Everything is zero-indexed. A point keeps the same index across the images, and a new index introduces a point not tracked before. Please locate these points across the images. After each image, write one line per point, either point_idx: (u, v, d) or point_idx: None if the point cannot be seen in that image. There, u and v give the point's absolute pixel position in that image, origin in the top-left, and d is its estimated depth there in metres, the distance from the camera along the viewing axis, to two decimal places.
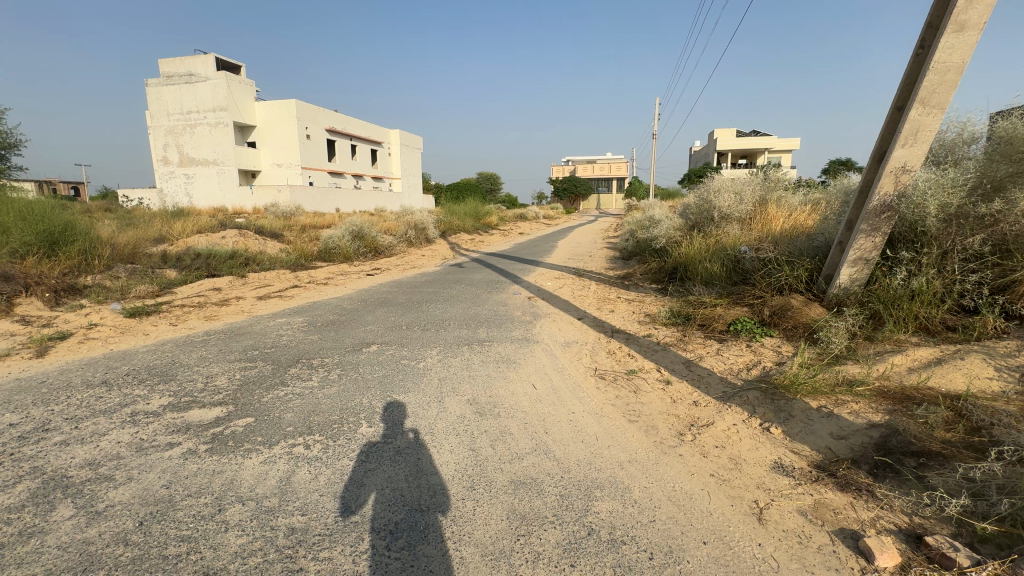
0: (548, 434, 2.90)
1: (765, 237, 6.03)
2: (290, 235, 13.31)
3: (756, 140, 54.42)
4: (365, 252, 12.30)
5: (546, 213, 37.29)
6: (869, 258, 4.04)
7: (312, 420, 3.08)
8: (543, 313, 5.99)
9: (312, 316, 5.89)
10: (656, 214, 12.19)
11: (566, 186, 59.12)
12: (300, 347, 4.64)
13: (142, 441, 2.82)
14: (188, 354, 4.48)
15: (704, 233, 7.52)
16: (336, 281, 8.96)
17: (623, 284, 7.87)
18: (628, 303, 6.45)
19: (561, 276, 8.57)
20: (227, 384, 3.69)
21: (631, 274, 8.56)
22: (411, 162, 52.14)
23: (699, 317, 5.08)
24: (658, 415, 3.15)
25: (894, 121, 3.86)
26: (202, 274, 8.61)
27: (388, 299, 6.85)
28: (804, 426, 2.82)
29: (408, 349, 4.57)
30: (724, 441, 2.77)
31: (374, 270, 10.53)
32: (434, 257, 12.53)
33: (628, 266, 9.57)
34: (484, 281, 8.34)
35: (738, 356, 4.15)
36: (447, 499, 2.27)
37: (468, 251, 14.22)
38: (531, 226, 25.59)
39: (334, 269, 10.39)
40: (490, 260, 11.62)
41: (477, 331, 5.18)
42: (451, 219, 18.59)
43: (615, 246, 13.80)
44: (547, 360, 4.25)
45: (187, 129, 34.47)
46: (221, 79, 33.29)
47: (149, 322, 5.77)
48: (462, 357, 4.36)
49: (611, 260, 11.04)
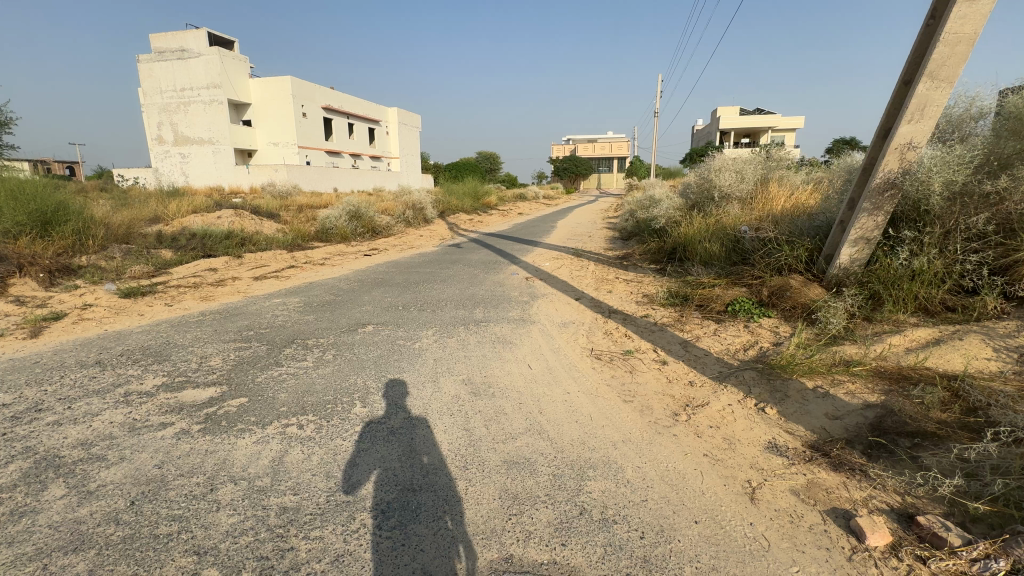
0: (542, 414, 2.89)
1: (766, 217, 5.95)
2: (287, 215, 13.18)
3: (759, 118, 53.53)
4: (362, 233, 12.20)
5: (546, 193, 36.93)
6: (870, 237, 3.99)
7: (307, 400, 3.07)
8: (541, 293, 5.94)
9: (309, 297, 5.85)
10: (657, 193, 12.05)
11: (566, 165, 58.46)
12: (295, 327, 4.61)
13: (135, 421, 2.81)
14: (183, 334, 4.45)
15: (704, 213, 7.42)
16: (334, 261, 8.90)
17: (622, 265, 7.81)
18: (626, 283, 6.40)
19: (559, 256, 8.50)
20: (221, 364, 3.68)
21: (630, 254, 8.49)
22: (410, 141, 51.42)
23: (697, 297, 5.04)
24: (653, 395, 3.14)
25: (901, 96, 3.74)
26: (198, 254, 8.55)
27: (384, 280, 6.80)
28: (799, 406, 2.81)
29: (405, 329, 4.55)
30: (719, 421, 2.76)
31: (371, 250, 10.46)
32: (432, 237, 12.43)
33: (628, 246, 9.49)
34: (482, 261, 8.29)
35: (735, 337, 4.12)
36: (440, 479, 2.26)
37: (467, 231, 14.11)
38: (531, 206, 25.37)
39: (331, 249, 10.33)
40: (488, 240, 11.53)
41: (474, 312, 5.15)
42: (450, 199, 18.40)
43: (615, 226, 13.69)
44: (543, 340, 4.23)
45: (181, 107, 33.87)
46: (214, 55, 32.55)
47: (144, 303, 5.74)
48: (458, 337, 4.34)
49: (611, 240, 10.96)
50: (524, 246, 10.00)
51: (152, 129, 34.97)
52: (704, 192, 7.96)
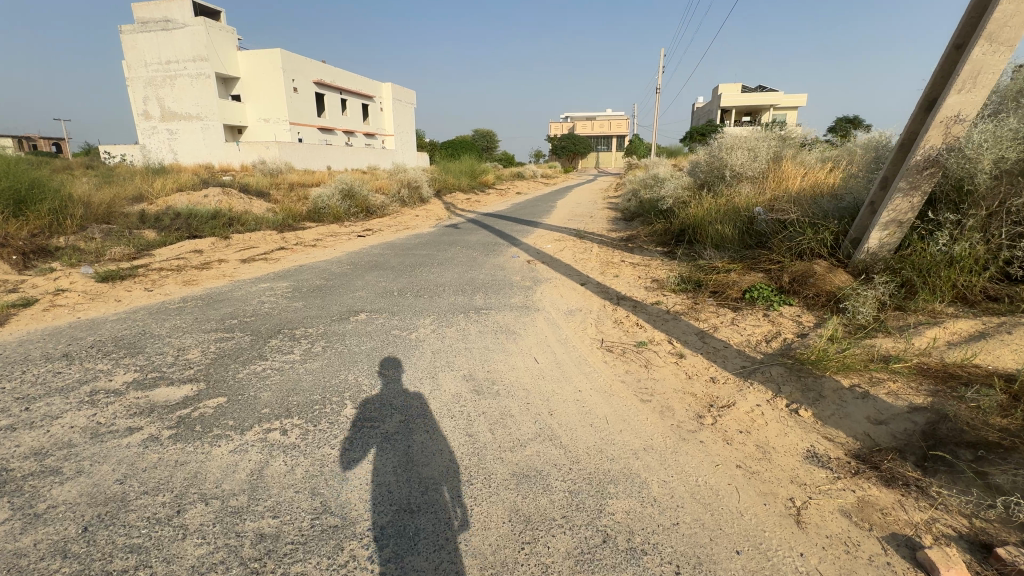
0: (553, 416, 2.61)
1: (783, 197, 5.62)
2: (278, 194, 12.72)
3: (762, 96, 52.44)
4: (356, 213, 11.79)
5: (544, 172, 36.20)
6: (904, 220, 3.69)
7: (292, 399, 2.78)
8: (544, 278, 5.63)
9: (298, 281, 5.52)
10: (662, 173, 11.63)
11: (565, 144, 57.42)
12: (283, 315, 4.30)
13: (99, 426, 2.52)
14: (161, 323, 4.13)
15: (715, 193, 7.08)
16: (326, 242, 8.53)
17: (627, 247, 7.49)
18: (633, 268, 6.09)
19: (562, 238, 8.16)
20: (200, 358, 3.37)
21: (635, 236, 8.16)
22: (405, 118, 50.25)
23: (710, 283, 4.75)
24: (673, 393, 2.87)
25: (952, 63, 3.42)
26: (183, 235, 8.16)
27: (379, 263, 6.46)
28: (837, 409, 2.54)
29: (401, 318, 4.25)
30: (749, 425, 2.49)
31: (366, 230, 10.08)
32: (429, 218, 12.03)
33: (632, 227, 9.15)
34: (481, 243, 7.94)
35: (755, 327, 3.85)
36: (441, 497, 1.99)
37: (464, 210, 13.70)
38: (529, 185, 24.83)
39: (323, 229, 9.93)
40: (487, 220, 11.15)
41: (474, 298, 4.84)
42: (446, 178, 17.90)
43: (617, 206, 13.29)
44: (550, 330, 3.94)
45: (167, 80, 32.72)
46: (200, 26, 31.30)
47: (123, 287, 5.39)
48: (459, 326, 4.04)
49: (613, 221, 10.61)
50: (524, 227, 9.65)
51: (138, 104, 33.84)
52: (714, 171, 7.59)
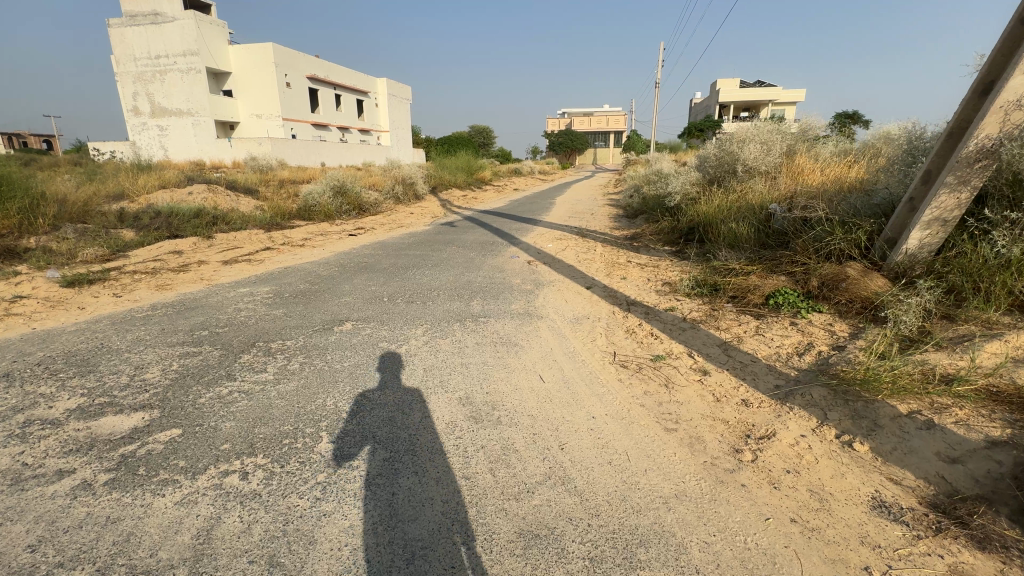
0: (565, 452, 2.22)
1: (803, 192, 5.23)
2: (267, 191, 12.25)
3: (761, 91, 52.04)
4: (349, 210, 11.35)
5: (541, 168, 35.72)
6: (949, 218, 3.32)
7: (258, 431, 2.37)
8: (547, 281, 5.22)
9: (281, 285, 5.09)
10: (665, 168, 11.23)
11: (562, 140, 56.93)
12: (259, 325, 3.88)
13: (23, 468, 2.11)
14: (122, 335, 3.71)
15: (726, 189, 6.68)
16: (315, 242, 8.09)
17: (632, 247, 7.09)
18: (641, 269, 5.70)
19: (563, 237, 7.76)
20: (158, 378, 2.95)
21: (640, 234, 7.76)
22: (400, 114, 49.65)
23: (728, 287, 4.37)
24: (701, 421, 2.48)
25: (1013, 42, 3.09)
26: (163, 235, 7.72)
27: (369, 264, 6.05)
28: (898, 442, 2.17)
29: (391, 327, 3.85)
30: (796, 463, 2.11)
31: (357, 229, 9.65)
32: (424, 216, 11.61)
33: (636, 225, 8.76)
34: (478, 243, 7.53)
35: (783, 337, 3.47)
36: (430, 569, 1.59)
37: (461, 208, 13.25)
38: (527, 182, 24.39)
39: (313, 228, 9.49)
40: (484, 217, 10.74)
41: (471, 304, 4.44)
42: (442, 174, 17.46)
43: (618, 203, 12.88)
44: (555, 342, 3.54)
45: (157, 75, 32.06)
46: (190, 19, 30.64)
47: (89, 293, 4.95)
48: (454, 337, 3.64)
49: (615, 219, 10.21)
50: (523, 225, 9.24)
51: (127, 99, 33.15)
52: (723, 165, 7.20)
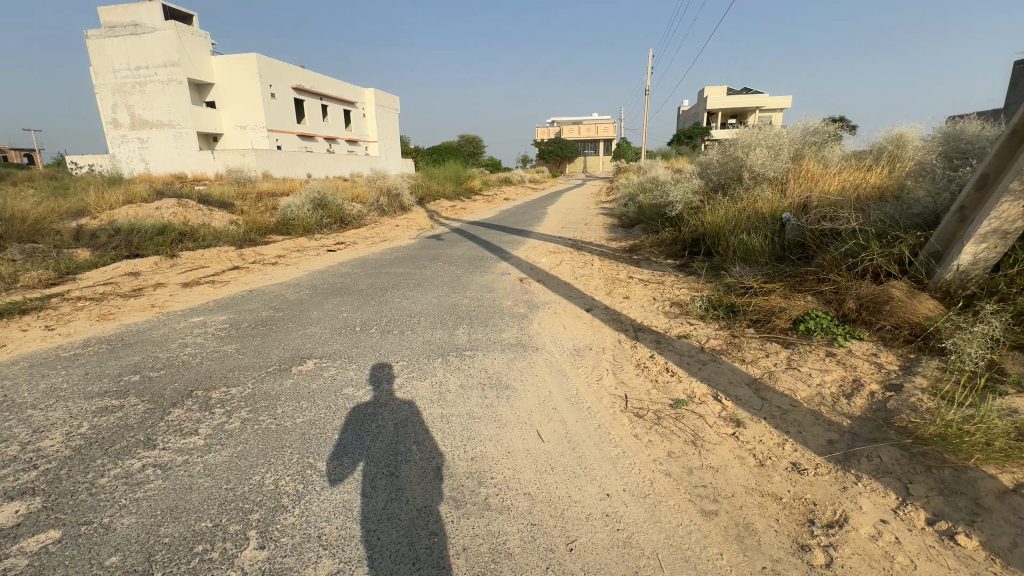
0: (574, 556, 1.66)
1: (822, 200, 4.75)
2: (244, 204, 11.63)
3: (747, 98, 52.43)
4: (330, 224, 10.75)
5: (531, 177, 35.40)
6: (1011, 230, 2.84)
7: (165, 530, 1.78)
8: (542, 303, 4.67)
9: (240, 313, 4.49)
10: (660, 176, 10.81)
11: (552, 149, 56.86)
12: (204, 366, 3.28)
13: None
14: (35, 382, 3.09)
15: (732, 197, 6.20)
16: (289, 259, 7.49)
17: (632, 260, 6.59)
18: (645, 286, 5.18)
19: (557, 250, 7.22)
20: (57, 447, 2.34)
21: (638, 246, 7.27)
22: (388, 124, 49.19)
23: (748, 309, 3.85)
24: (747, 499, 1.93)
25: None
26: (121, 254, 7.07)
27: (345, 285, 5.47)
28: (1013, 533, 1.64)
29: (361, 366, 3.26)
30: (886, 570, 1.57)
31: (338, 244, 9.07)
32: (410, 228, 11.04)
33: (634, 236, 8.27)
34: (466, 258, 6.97)
35: (822, 372, 2.95)
36: None
37: (448, 219, 12.74)
38: (517, 191, 23.94)
39: (290, 243, 8.89)
40: (473, 229, 10.19)
41: (456, 333, 3.87)
42: (430, 184, 16.93)
43: (612, 212, 12.44)
44: (554, 383, 2.98)
45: (137, 87, 31.32)
46: (171, 30, 30.00)
47: (16, 326, 4.31)
48: (434, 377, 3.08)
49: (611, 229, 9.70)
50: (514, 238, 8.69)
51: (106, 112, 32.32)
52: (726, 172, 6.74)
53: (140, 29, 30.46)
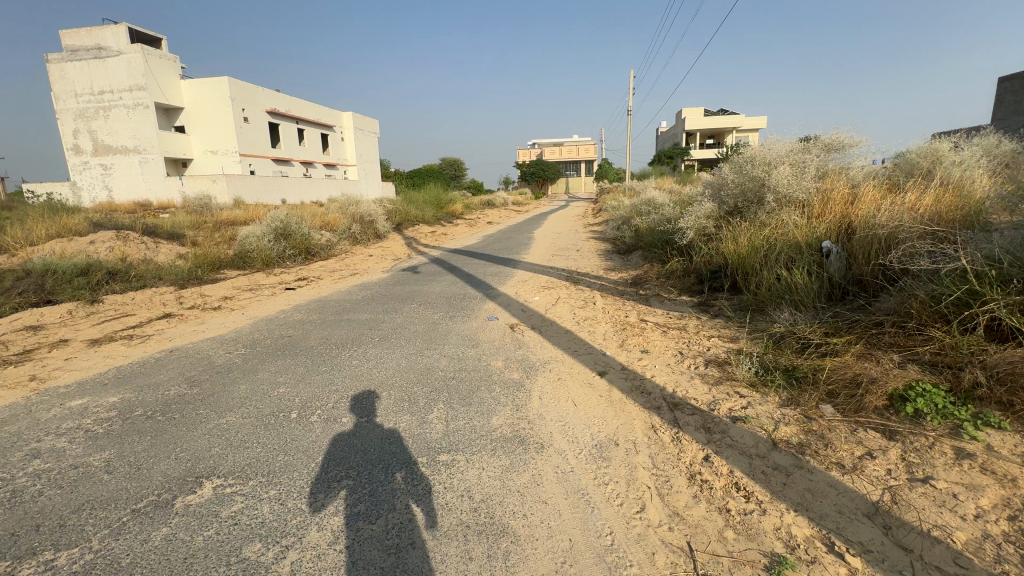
0: None
1: (881, 227, 3.88)
2: (198, 235, 10.48)
3: (724, 119, 53.36)
4: (294, 255, 9.63)
5: (515, 200, 34.83)
6: None
7: None
8: (540, 364, 3.65)
9: (141, 391, 3.37)
10: (656, 197, 10.06)
11: (534, 171, 56.74)
12: (41, 500, 2.16)
13: None
14: None
15: (754, 223, 5.35)
16: (237, 302, 6.37)
17: (639, 297, 5.67)
18: (664, 335, 4.23)
19: (551, 286, 6.24)
20: None
21: (643, 279, 6.37)
22: (367, 148, 48.42)
23: (818, 376, 2.91)
24: None
25: None
26: (26, 301, 5.86)
27: (293, 341, 4.39)
28: None
29: (283, 493, 2.18)
30: None
31: (299, 280, 7.97)
32: (384, 258, 9.97)
33: (635, 266, 7.40)
34: (446, 297, 5.96)
35: (970, 489, 1.99)
36: None
37: (428, 247, 11.76)
38: (500, 214, 23.12)
39: (243, 281, 7.75)
40: (454, 259, 9.18)
41: (429, 421, 2.81)
42: (408, 209, 15.93)
43: (604, 236, 11.63)
44: (576, 522, 1.95)
45: (100, 112, 29.93)
46: (137, 53, 28.85)
47: None
48: (391, 513, 2.02)
49: (606, 257, 8.79)
50: (500, 269, 7.70)
51: (67, 137, 30.81)
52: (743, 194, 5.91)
53: (104, 53, 29.33)
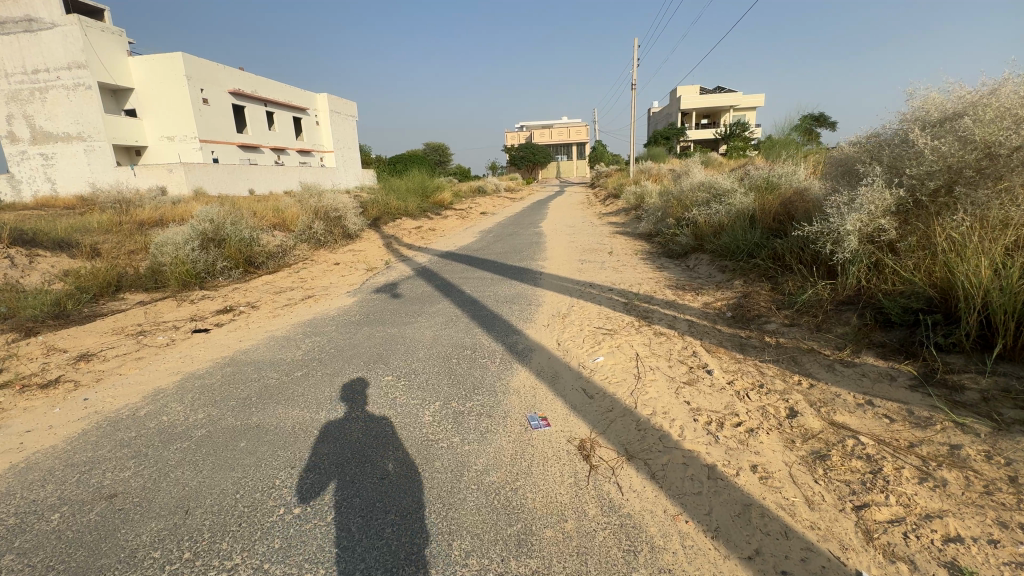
0: None
1: None
2: (103, 243, 7.83)
3: (721, 97, 51.02)
4: (229, 269, 7.09)
5: (507, 185, 32.24)
6: None
7: None
8: None
9: None
10: (709, 181, 7.71)
11: (523, 154, 53.89)
12: None
13: None
14: None
15: (991, 223, 3.00)
16: (96, 368, 3.86)
17: (774, 352, 3.32)
18: (944, 493, 1.89)
19: (612, 330, 3.85)
20: None
21: (755, 313, 4.02)
22: (345, 133, 45.20)
23: None
24: None
25: None
26: None
27: (104, 527, 1.93)
28: None
29: None
30: None
31: (226, 309, 5.49)
32: (354, 269, 7.48)
33: (718, 284, 5.05)
34: (444, 356, 3.55)
35: None
36: None
37: (411, 249, 9.27)
38: (494, 203, 20.56)
39: (138, 316, 5.23)
40: (448, 271, 6.74)
41: None
42: (387, 199, 13.30)
43: (635, 232, 9.28)
44: None
45: (35, 94, 26.35)
46: (74, 25, 25.23)
47: None
48: None
49: (657, 265, 6.40)
50: (517, 291, 5.28)
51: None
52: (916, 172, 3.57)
53: (36, 25, 25.69)
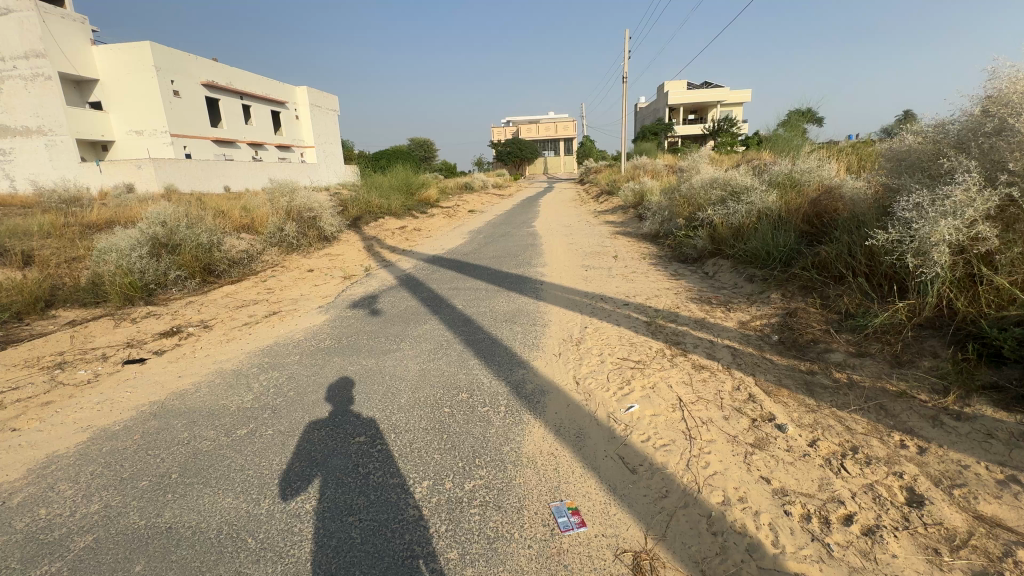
0: None
1: None
2: (39, 249, 6.83)
3: (709, 92, 50.73)
4: (184, 279, 6.20)
5: (494, 182, 31.39)
6: None
7: None
8: None
9: None
10: (721, 178, 7.04)
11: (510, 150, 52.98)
12: None
13: None
14: None
15: None
16: None
17: (852, 394, 2.62)
18: None
19: (639, 363, 3.12)
20: None
21: (809, 337, 3.33)
22: (326, 127, 43.79)
23: None
24: None
25: None
26: None
27: None
28: None
29: None
30: None
31: (173, 329, 4.63)
32: (329, 277, 6.65)
33: (750, 297, 4.35)
34: (432, 402, 2.78)
35: None
36: None
37: (393, 252, 8.45)
38: (481, 200, 19.72)
39: (63, 341, 4.35)
40: (435, 280, 5.95)
41: None
42: (368, 196, 12.42)
43: (638, 232, 8.59)
44: None
45: None
46: (32, 11, 23.61)
47: None
48: None
49: (671, 272, 5.70)
50: (517, 307, 4.52)
51: None
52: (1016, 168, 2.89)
53: None
